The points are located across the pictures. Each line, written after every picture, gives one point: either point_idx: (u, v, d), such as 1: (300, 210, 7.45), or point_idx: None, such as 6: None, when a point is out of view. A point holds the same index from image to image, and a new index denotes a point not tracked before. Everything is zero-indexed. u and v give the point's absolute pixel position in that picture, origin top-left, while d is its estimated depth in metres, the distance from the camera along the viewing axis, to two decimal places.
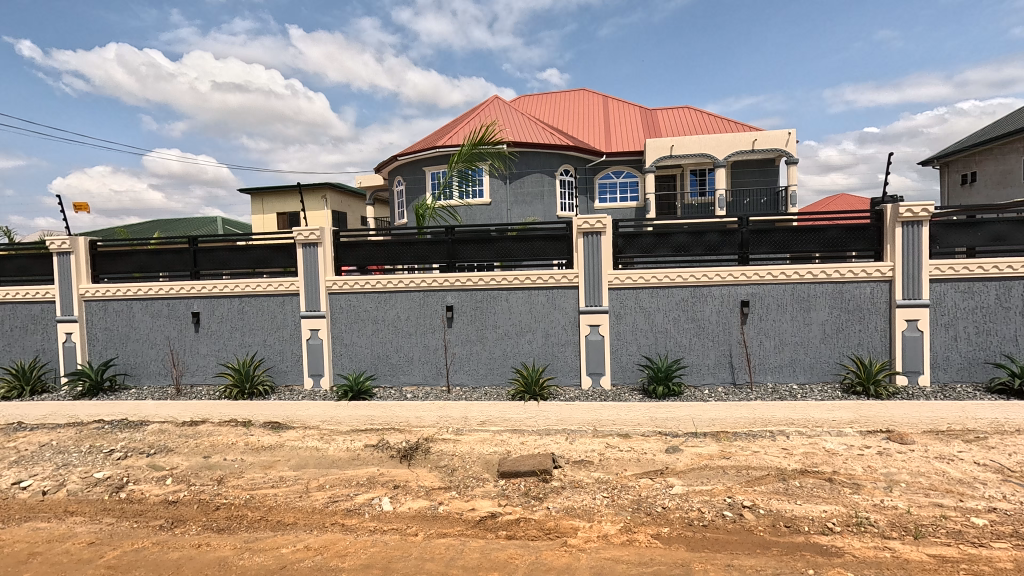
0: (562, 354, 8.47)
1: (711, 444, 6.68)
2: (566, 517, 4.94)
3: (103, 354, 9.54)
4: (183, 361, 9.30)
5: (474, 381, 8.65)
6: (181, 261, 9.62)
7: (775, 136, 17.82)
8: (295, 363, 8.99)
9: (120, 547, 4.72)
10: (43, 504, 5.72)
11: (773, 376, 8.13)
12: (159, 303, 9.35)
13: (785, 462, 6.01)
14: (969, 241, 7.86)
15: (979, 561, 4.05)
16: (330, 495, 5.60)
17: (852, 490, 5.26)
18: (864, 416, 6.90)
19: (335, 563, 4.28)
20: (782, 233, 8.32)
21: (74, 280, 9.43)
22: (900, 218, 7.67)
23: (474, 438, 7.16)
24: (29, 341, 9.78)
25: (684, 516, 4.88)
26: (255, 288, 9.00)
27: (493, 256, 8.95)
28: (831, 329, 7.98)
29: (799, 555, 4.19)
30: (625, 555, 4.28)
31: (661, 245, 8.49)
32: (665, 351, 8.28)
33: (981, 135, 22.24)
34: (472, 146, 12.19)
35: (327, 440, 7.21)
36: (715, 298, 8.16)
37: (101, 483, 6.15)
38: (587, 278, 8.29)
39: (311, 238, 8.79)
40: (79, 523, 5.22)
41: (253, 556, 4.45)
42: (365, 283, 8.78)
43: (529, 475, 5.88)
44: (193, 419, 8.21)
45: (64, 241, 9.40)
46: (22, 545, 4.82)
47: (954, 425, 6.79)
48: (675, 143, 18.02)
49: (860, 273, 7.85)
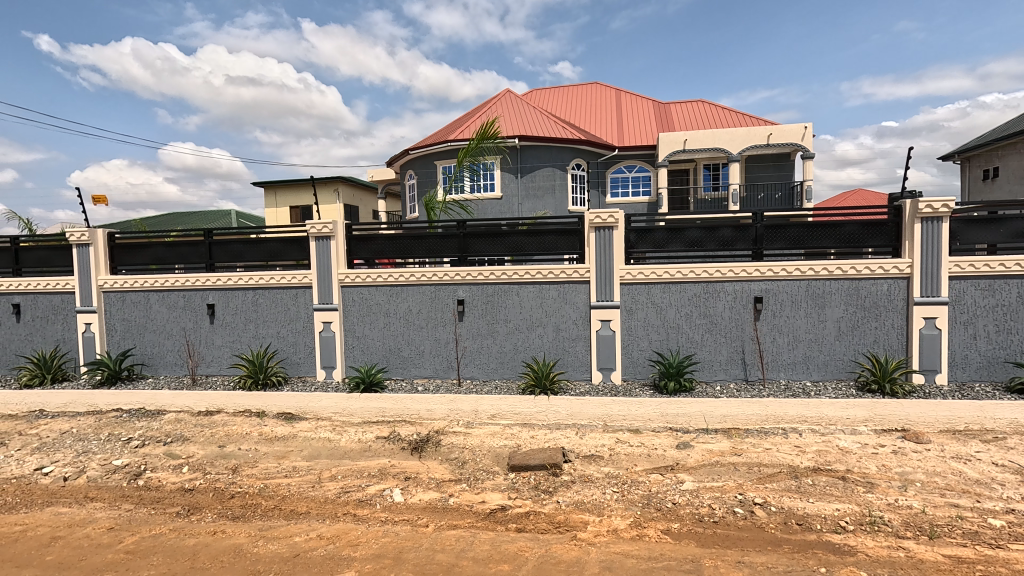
0: (573, 349, 8.45)
1: (722, 440, 6.65)
2: (576, 511, 4.96)
3: (121, 345, 9.71)
4: (199, 352, 9.45)
5: (485, 375, 8.68)
6: (196, 254, 9.73)
7: (791, 130, 17.59)
8: (308, 355, 9.08)
9: (139, 533, 4.82)
10: (64, 490, 5.85)
11: (786, 373, 8.05)
12: (175, 295, 9.49)
13: (798, 460, 5.96)
14: (990, 237, 7.70)
15: (996, 562, 3.99)
16: (343, 486, 5.67)
17: (866, 489, 5.21)
18: (878, 415, 6.82)
19: (347, 552, 4.34)
20: (797, 229, 8.21)
21: (93, 272, 9.61)
22: (919, 214, 7.53)
23: (485, 431, 7.20)
24: (49, 331, 9.98)
25: (695, 513, 4.87)
26: (268, 280, 9.09)
27: (504, 250, 8.96)
28: (846, 326, 7.88)
29: (811, 553, 4.17)
30: (636, 550, 4.28)
31: (674, 241, 8.43)
32: (676, 347, 8.25)
33: (1004, 129, 21.68)
34: (478, 142, 12.05)
35: (339, 432, 7.28)
36: (728, 294, 8.09)
37: (120, 470, 6.29)
38: (599, 273, 8.26)
39: (324, 231, 8.85)
40: (99, 509, 5.34)
41: (267, 543, 4.53)
42: (377, 277, 8.83)
43: (539, 468, 5.91)
44: (209, 409, 8.33)
45: (83, 233, 9.56)
46: (44, 529, 4.95)
47: (971, 425, 6.69)
48: (688, 137, 17.83)
49: (877, 270, 7.73)
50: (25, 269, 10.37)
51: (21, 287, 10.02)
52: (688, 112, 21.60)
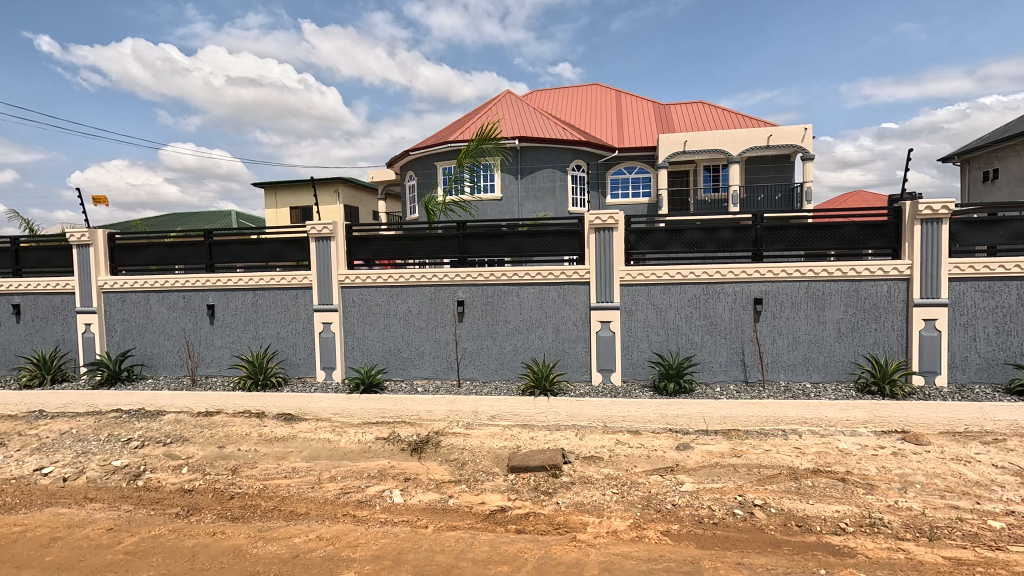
0: (573, 350, 8.45)
1: (722, 441, 6.65)
2: (575, 512, 4.95)
3: (121, 345, 9.71)
4: (199, 352, 9.45)
5: (484, 376, 8.68)
6: (197, 254, 9.73)
7: (791, 132, 17.61)
8: (308, 355, 9.08)
9: (138, 534, 4.81)
10: (63, 490, 5.85)
11: (786, 374, 8.05)
12: (175, 295, 9.49)
13: (797, 461, 5.96)
14: (989, 239, 7.71)
15: (996, 564, 3.99)
16: (342, 487, 5.67)
17: (866, 490, 5.21)
18: (878, 416, 6.82)
19: (347, 554, 4.33)
20: (798, 231, 8.21)
21: (93, 272, 9.60)
22: (918, 216, 7.53)
23: (484, 433, 7.20)
24: (49, 331, 9.97)
25: (694, 514, 4.86)
26: (268, 281, 9.09)
27: (504, 251, 8.96)
28: (846, 327, 7.88)
29: (811, 555, 4.16)
30: (635, 551, 4.28)
31: (673, 242, 8.43)
32: (676, 348, 8.25)
33: (1004, 131, 21.69)
34: (478, 143, 12.05)
35: (339, 432, 7.28)
36: (728, 296, 8.09)
37: (120, 471, 6.29)
38: (599, 274, 8.26)
39: (324, 232, 8.85)
40: (98, 510, 5.33)
41: (266, 544, 4.53)
42: (377, 277, 8.83)
43: (539, 470, 5.90)
44: (208, 410, 8.33)
45: (83, 234, 9.56)
46: (43, 530, 4.95)
47: (971, 426, 6.69)
48: (688, 138, 17.83)
49: (877, 272, 7.73)
50: (25, 270, 10.38)
51: (21, 287, 10.02)
52: (688, 114, 21.61)
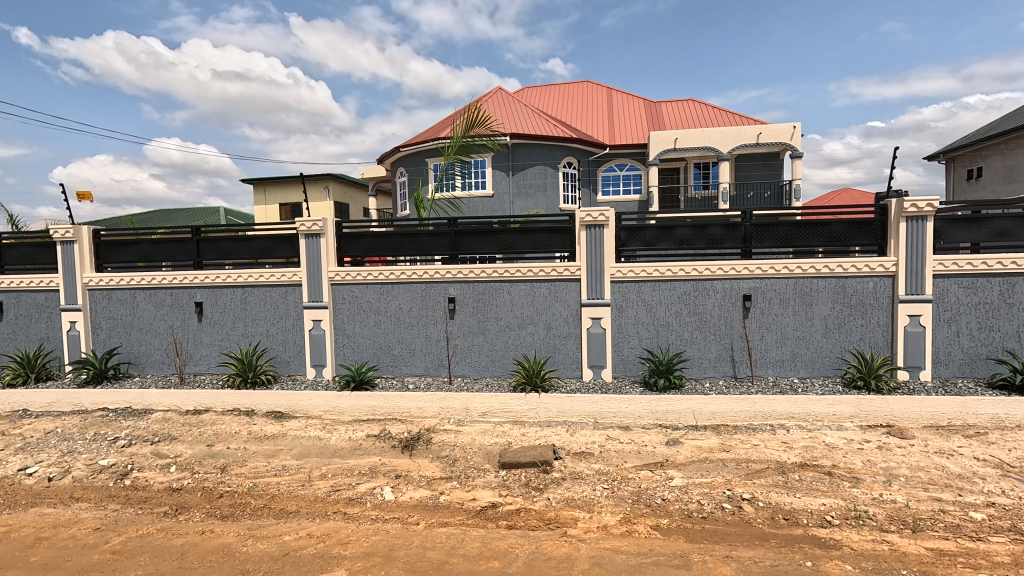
0: (564, 347, 8.48)
1: (711, 436, 6.70)
2: (566, 508, 4.98)
3: (108, 343, 9.59)
4: (187, 351, 9.37)
5: (475, 373, 8.69)
6: (185, 251, 9.60)
7: (781, 130, 17.68)
8: (297, 353, 9.03)
9: (125, 533, 4.77)
10: (49, 490, 5.76)
11: (774, 370, 8.15)
12: (163, 293, 9.38)
13: (785, 455, 6.04)
14: (974, 236, 7.82)
15: (977, 555, 4.07)
16: (333, 484, 5.64)
17: (851, 484, 5.29)
18: (864, 411, 6.92)
19: (338, 551, 4.33)
20: (787, 228, 8.28)
21: (78, 270, 9.45)
22: (905, 213, 7.62)
23: (475, 430, 7.19)
24: (34, 329, 9.83)
25: (684, 508, 4.91)
26: (257, 278, 9.01)
27: (496, 248, 8.94)
28: (833, 323, 7.98)
29: (797, 548, 4.22)
30: (625, 546, 4.32)
31: (664, 239, 8.47)
32: (666, 344, 8.30)
33: (988, 131, 22.02)
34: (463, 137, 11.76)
35: (330, 430, 7.25)
36: (717, 293, 8.16)
37: (106, 470, 6.21)
38: (590, 271, 8.28)
39: (313, 229, 8.79)
40: (84, 509, 5.27)
41: (256, 542, 4.51)
42: (367, 275, 8.79)
43: (529, 466, 5.92)
44: (198, 407, 8.27)
45: (67, 230, 9.40)
46: (29, 530, 4.88)
47: (954, 420, 6.83)
48: (679, 136, 17.78)
49: (864, 269, 7.81)
50: (9, 266, 10.20)
51: (4, 285, 9.85)
52: (681, 109, 21.81)
